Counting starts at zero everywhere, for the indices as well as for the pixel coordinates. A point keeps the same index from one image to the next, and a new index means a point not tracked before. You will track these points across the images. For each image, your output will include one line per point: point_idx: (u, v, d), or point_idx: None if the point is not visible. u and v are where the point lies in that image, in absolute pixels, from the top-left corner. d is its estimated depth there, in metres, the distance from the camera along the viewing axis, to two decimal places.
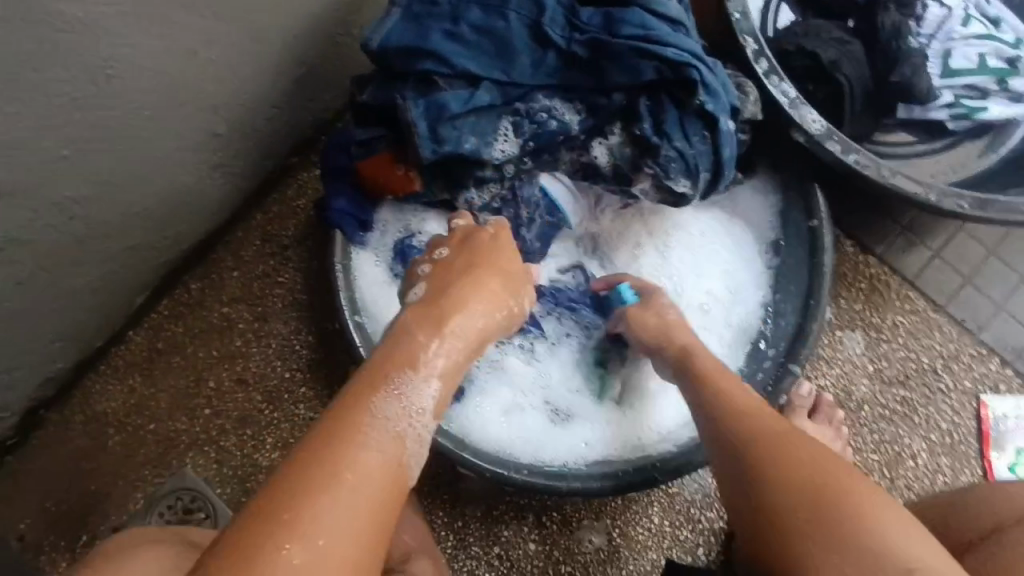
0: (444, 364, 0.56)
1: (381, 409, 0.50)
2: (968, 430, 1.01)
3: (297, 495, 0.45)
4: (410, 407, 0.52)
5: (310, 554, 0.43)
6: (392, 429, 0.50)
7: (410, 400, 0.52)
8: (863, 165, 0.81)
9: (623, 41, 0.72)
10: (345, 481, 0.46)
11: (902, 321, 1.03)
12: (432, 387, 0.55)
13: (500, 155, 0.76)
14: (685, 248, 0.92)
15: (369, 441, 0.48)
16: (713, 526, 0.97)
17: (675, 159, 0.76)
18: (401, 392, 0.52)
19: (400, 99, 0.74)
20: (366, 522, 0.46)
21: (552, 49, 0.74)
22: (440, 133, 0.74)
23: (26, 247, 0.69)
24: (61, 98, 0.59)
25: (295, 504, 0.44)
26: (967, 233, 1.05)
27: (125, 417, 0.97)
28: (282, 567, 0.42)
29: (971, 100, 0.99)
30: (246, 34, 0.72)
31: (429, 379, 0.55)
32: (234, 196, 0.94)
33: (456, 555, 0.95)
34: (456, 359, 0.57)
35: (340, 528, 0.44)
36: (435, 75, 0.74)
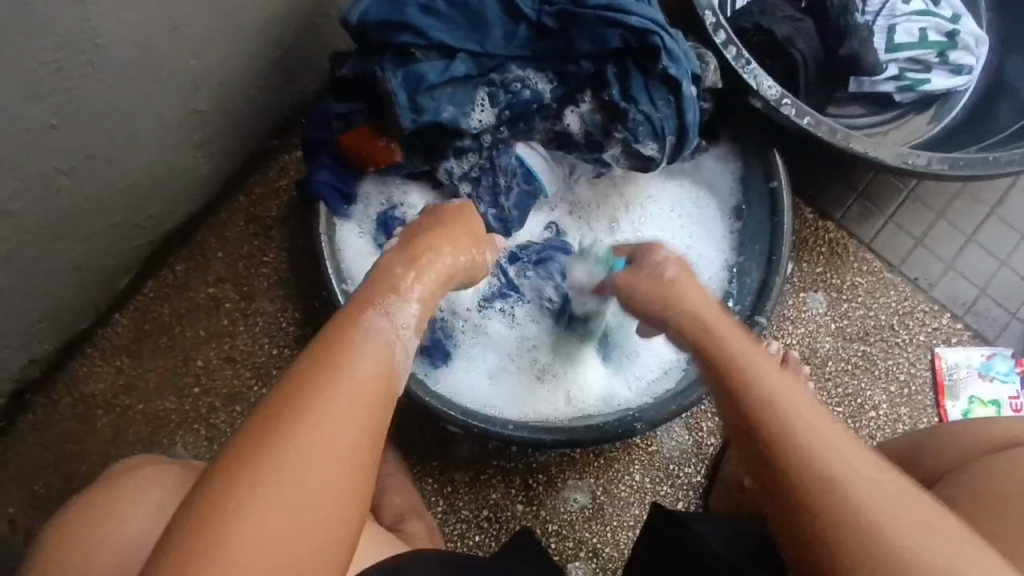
0: (420, 293, 0.58)
1: (371, 324, 0.52)
2: (924, 381, 1.08)
3: (302, 393, 0.46)
4: (396, 323, 0.54)
5: (317, 446, 0.44)
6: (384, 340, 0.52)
7: (396, 316, 0.54)
8: (816, 127, 0.87)
9: (590, 11, 0.77)
10: (343, 382, 0.47)
11: (860, 282, 1.09)
12: (413, 308, 0.56)
13: (477, 125, 0.81)
14: (654, 222, 0.97)
15: (362, 349, 0.50)
16: (691, 480, 1.02)
17: (642, 122, 0.80)
18: (388, 311, 0.54)
19: (379, 71, 0.78)
20: (367, 421, 0.47)
21: (523, 21, 0.78)
22: (419, 104, 0.78)
23: (13, 219, 0.70)
24: (48, 66, 0.61)
25: (299, 401, 0.46)
26: (918, 197, 1.12)
27: (113, 398, 0.98)
28: (292, 458, 0.44)
29: (914, 73, 1.07)
30: (226, 10, 0.75)
31: (410, 300, 0.56)
32: (215, 177, 0.96)
33: (446, 519, 0.98)
34: (430, 288, 0.59)
35: (342, 421, 0.46)
36: (412, 48, 0.77)
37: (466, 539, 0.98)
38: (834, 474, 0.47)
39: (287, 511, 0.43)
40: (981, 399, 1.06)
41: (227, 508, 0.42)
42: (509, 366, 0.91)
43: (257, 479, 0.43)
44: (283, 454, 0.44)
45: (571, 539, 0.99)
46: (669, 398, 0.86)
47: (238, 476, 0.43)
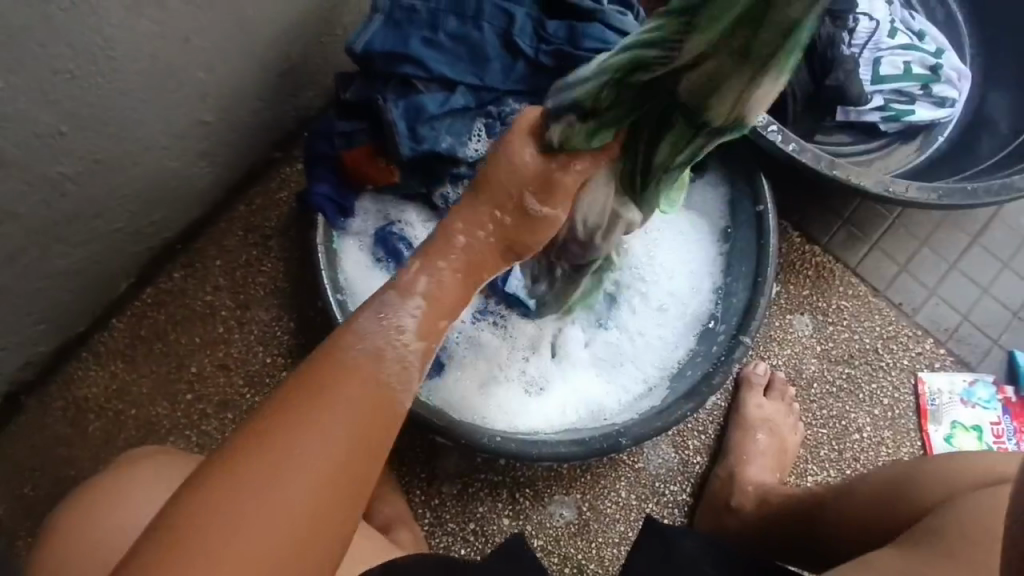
0: (426, 291, 0.59)
1: (365, 332, 0.56)
2: (908, 405, 1.09)
3: (296, 419, 0.51)
4: (391, 327, 0.57)
5: (306, 466, 0.50)
6: (381, 363, 0.56)
7: (392, 321, 0.57)
8: (801, 153, 0.90)
9: (587, 54, 0.80)
10: (334, 395, 0.53)
11: (846, 305, 1.11)
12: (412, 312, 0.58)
13: (473, 154, 0.83)
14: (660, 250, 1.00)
15: (353, 359, 0.55)
16: (677, 498, 1.03)
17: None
18: (383, 314, 0.58)
19: (382, 101, 0.80)
20: (356, 444, 0.52)
21: (521, 58, 0.81)
22: (418, 133, 0.80)
23: (19, 220, 0.72)
24: (61, 74, 0.64)
25: (294, 423, 0.51)
26: (902, 223, 1.15)
27: (105, 402, 0.98)
28: (280, 476, 0.49)
29: (898, 104, 1.10)
30: (235, 27, 0.77)
31: (412, 304, 0.58)
32: (216, 186, 0.98)
33: (433, 531, 0.98)
34: (442, 287, 0.60)
35: (332, 442, 0.51)
36: (414, 79, 0.80)
37: (451, 552, 0.98)
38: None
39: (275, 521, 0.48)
40: (963, 424, 1.08)
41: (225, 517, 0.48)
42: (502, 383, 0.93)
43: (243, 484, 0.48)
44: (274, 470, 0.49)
45: (556, 555, 1.00)
46: (653, 415, 0.87)
47: (235, 490, 0.48)
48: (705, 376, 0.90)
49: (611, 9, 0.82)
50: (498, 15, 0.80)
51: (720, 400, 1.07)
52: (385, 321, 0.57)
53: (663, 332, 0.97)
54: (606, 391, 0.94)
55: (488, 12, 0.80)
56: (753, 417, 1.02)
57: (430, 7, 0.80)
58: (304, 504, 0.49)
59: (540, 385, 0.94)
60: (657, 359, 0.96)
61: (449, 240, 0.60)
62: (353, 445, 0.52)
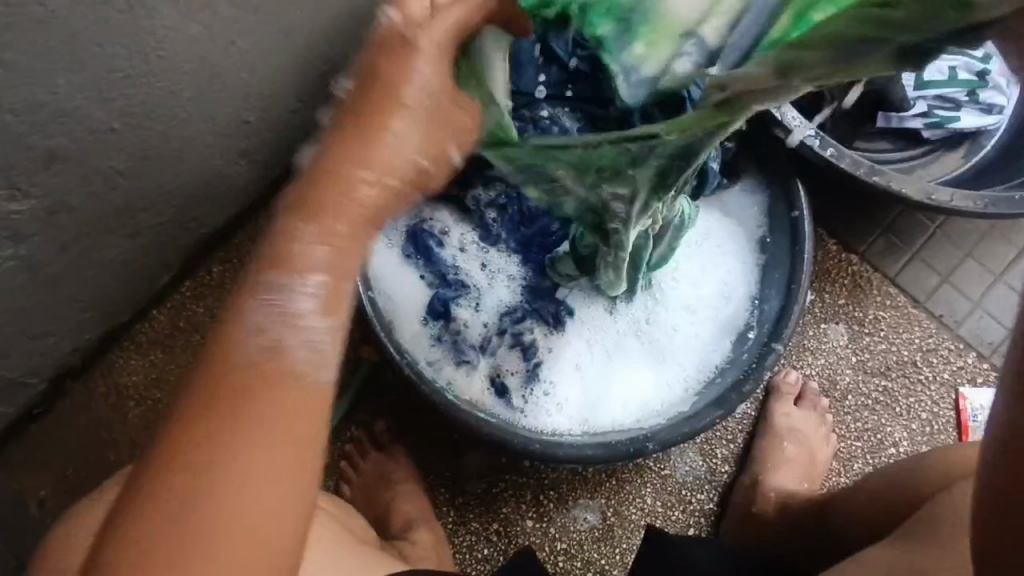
0: (324, 247, 0.49)
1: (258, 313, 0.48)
2: (948, 420, 1.06)
3: (192, 421, 0.46)
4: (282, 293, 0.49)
5: (228, 468, 0.45)
6: (277, 331, 0.48)
7: (283, 284, 0.49)
8: (838, 159, 0.89)
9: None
10: (238, 392, 0.46)
11: (883, 316, 1.08)
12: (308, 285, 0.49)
13: None
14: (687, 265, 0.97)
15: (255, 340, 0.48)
16: (703, 507, 1.02)
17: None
18: (276, 279, 0.49)
19: None
20: (274, 423, 0.46)
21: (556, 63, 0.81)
22: None
23: (71, 213, 0.75)
24: (116, 73, 0.67)
25: (199, 446, 0.45)
26: (945, 233, 1.11)
27: (145, 390, 1.02)
28: (217, 459, 0.45)
29: (944, 110, 1.07)
30: (278, 30, 0.80)
31: (310, 279, 0.49)
32: (256, 184, 1.01)
33: (456, 530, 0.99)
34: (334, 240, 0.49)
35: (263, 415, 0.46)
36: None
37: (475, 551, 0.99)
38: None
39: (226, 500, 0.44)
40: None
41: (177, 501, 0.44)
42: (533, 394, 0.91)
43: (172, 517, 0.44)
44: (207, 449, 0.45)
45: (579, 559, 0.99)
46: (682, 420, 0.87)
47: (149, 511, 0.44)
48: (735, 384, 0.89)
49: None
50: None
51: (749, 408, 1.05)
52: (275, 305, 0.48)
53: (702, 336, 0.95)
54: (650, 389, 0.92)
55: None
56: (781, 426, 1.01)
57: None
58: (252, 498, 0.45)
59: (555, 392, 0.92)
60: (696, 362, 0.93)
61: (334, 202, 0.49)
62: (279, 425, 0.46)
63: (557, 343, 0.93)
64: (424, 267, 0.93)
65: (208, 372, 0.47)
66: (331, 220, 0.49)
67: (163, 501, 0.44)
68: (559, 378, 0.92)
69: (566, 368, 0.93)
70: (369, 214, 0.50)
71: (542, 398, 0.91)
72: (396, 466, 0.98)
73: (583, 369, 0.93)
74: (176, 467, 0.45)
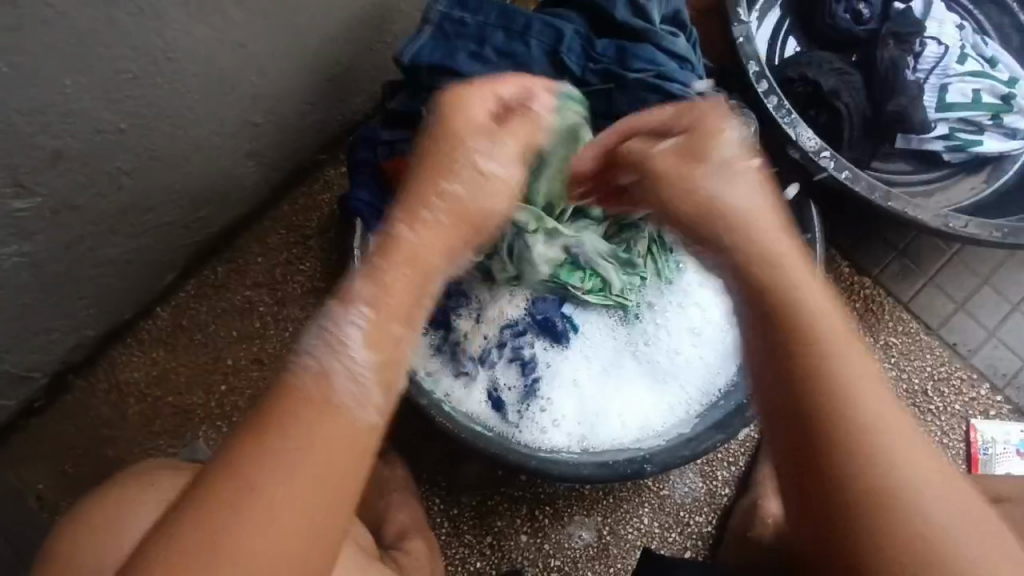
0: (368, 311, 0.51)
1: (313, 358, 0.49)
2: (958, 452, 1.03)
3: (246, 444, 0.44)
4: (337, 344, 0.49)
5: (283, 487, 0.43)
6: (331, 377, 0.48)
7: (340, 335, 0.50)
8: (854, 182, 0.87)
9: (634, 74, 0.79)
10: (297, 421, 0.45)
11: (895, 341, 1.06)
12: (357, 332, 0.50)
13: None
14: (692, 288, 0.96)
15: (317, 381, 0.48)
16: (701, 530, 1.00)
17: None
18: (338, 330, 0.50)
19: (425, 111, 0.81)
20: (326, 455, 0.44)
21: (567, 75, 0.80)
22: None
23: (75, 212, 0.75)
24: (123, 75, 0.66)
25: (256, 462, 0.43)
26: (962, 259, 1.08)
27: (145, 387, 1.02)
28: (264, 482, 0.43)
29: (965, 133, 1.04)
30: (288, 33, 0.79)
31: (355, 314, 0.50)
32: (262, 186, 1.00)
33: (450, 542, 0.98)
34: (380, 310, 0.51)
35: (316, 439, 0.45)
36: None
37: (466, 564, 0.97)
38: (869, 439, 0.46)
39: (268, 525, 0.42)
40: None
41: (214, 529, 0.41)
42: (530, 410, 0.90)
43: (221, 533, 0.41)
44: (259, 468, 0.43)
45: None
46: (682, 443, 0.85)
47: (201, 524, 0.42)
48: (740, 408, 0.86)
49: (661, 31, 0.81)
50: (547, 32, 0.80)
51: (753, 431, 1.03)
52: (323, 350, 0.49)
53: (704, 358, 0.93)
54: (650, 409, 0.91)
55: (537, 29, 0.80)
56: None
57: (478, 21, 0.80)
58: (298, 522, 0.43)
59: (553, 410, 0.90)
60: (698, 384, 0.92)
61: (378, 271, 0.52)
62: (337, 453, 0.45)
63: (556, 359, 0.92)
64: None
65: (286, 395, 0.47)
66: (376, 274, 0.52)
67: (201, 529, 0.41)
68: (558, 394, 0.91)
69: (564, 385, 0.92)
70: (410, 303, 0.52)
71: (539, 414, 0.90)
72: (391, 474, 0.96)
73: (582, 385, 0.92)
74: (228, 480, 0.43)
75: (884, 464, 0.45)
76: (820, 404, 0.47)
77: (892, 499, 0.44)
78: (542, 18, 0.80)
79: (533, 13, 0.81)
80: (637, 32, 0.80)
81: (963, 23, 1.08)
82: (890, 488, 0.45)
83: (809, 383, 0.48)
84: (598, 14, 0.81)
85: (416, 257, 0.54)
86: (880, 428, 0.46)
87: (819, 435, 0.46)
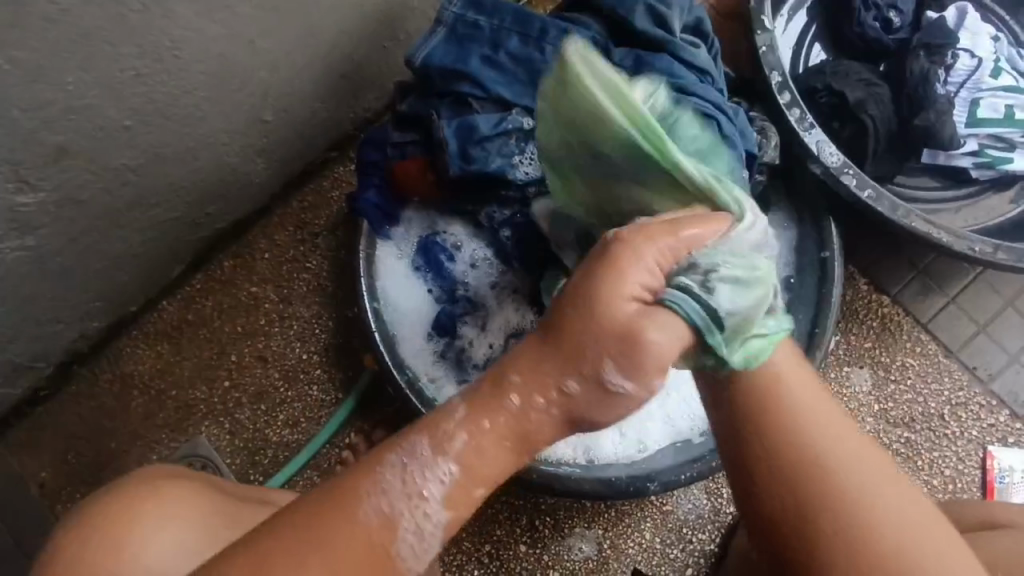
0: (469, 457, 0.45)
1: (391, 464, 0.44)
2: (973, 480, 1.00)
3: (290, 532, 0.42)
4: (413, 485, 0.44)
5: None
6: (415, 487, 0.44)
7: (418, 478, 0.44)
8: (877, 201, 0.84)
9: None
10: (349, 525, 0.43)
11: (912, 363, 1.03)
12: (447, 474, 0.44)
13: (523, 177, 0.81)
14: None
15: (385, 489, 0.44)
16: (704, 548, 0.98)
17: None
18: (411, 462, 0.44)
19: (436, 117, 0.79)
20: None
21: None
22: (469, 153, 0.78)
23: (80, 206, 0.74)
24: (128, 72, 0.65)
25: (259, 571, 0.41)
26: (986, 281, 1.05)
27: (150, 380, 1.02)
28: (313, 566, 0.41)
29: (995, 150, 1.00)
30: (298, 31, 0.77)
31: (445, 467, 0.44)
32: (271, 183, 0.99)
33: (448, 549, 0.97)
34: (483, 457, 0.45)
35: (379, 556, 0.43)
36: (469, 98, 0.79)
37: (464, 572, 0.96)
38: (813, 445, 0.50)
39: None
40: None
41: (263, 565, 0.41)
42: None
43: None
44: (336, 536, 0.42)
45: None
46: (685, 463, 0.84)
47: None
48: None
49: (681, 42, 0.79)
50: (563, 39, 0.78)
51: None
52: (406, 477, 0.44)
53: None
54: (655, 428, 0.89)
55: (553, 34, 0.78)
56: None
57: (493, 25, 0.79)
58: None
59: None
60: None
61: (495, 412, 0.44)
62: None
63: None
64: (432, 281, 0.91)
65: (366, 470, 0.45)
66: (485, 414, 0.44)
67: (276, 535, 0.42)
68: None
69: None
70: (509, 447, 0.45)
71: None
72: None
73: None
74: (320, 528, 0.42)
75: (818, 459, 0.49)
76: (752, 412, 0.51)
77: (812, 478, 0.49)
78: (558, 24, 0.79)
79: (549, 18, 0.79)
80: (656, 42, 0.78)
81: (998, 35, 1.04)
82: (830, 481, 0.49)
83: (791, 429, 0.50)
84: (618, 23, 0.80)
85: (529, 437, 0.45)
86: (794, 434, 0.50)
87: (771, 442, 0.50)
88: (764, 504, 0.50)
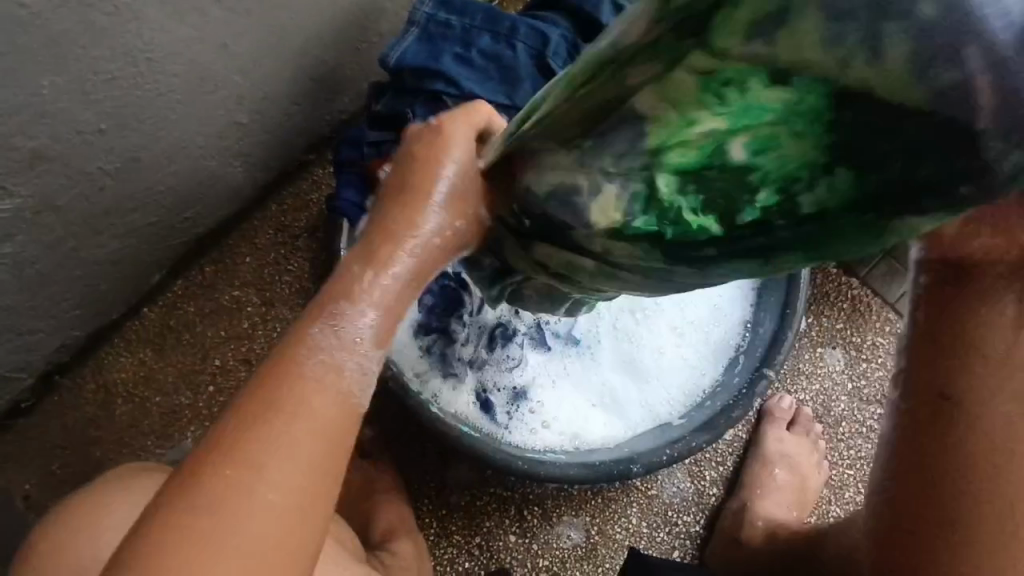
0: (383, 294, 0.55)
1: (319, 344, 0.53)
2: None
3: (234, 447, 0.50)
4: (345, 339, 0.53)
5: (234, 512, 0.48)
6: (333, 357, 0.53)
7: (345, 329, 0.53)
8: None
9: None
10: (294, 417, 0.51)
11: (882, 342, 1.06)
12: (371, 317, 0.54)
13: None
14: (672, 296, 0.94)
15: (313, 375, 0.52)
16: (689, 530, 1.01)
17: None
18: (338, 323, 0.53)
19: (411, 114, 0.81)
20: (321, 451, 0.51)
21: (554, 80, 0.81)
22: None
23: (56, 212, 0.75)
24: (102, 75, 0.66)
25: (215, 488, 0.48)
26: None
27: (133, 388, 1.02)
28: (262, 480, 0.49)
29: None
30: (270, 32, 0.78)
31: (367, 313, 0.54)
32: (249, 186, 1.00)
33: (438, 543, 0.98)
34: (398, 288, 0.56)
35: (322, 439, 0.51)
36: (444, 95, 0.80)
37: (455, 565, 0.97)
38: (972, 402, 0.57)
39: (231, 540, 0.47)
40: None
41: (204, 509, 0.48)
42: (519, 411, 0.91)
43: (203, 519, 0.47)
44: (262, 456, 0.49)
45: None
46: (665, 443, 0.87)
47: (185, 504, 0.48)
48: (724, 410, 0.89)
49: None
50: (533, 36, 0.80)
51: (740, 431, 1.04)
52: (338, 333, 0.53)
53: (689, 355, 0.94)
54: (636, 411, 0.92)
55: (523, 32, 0.81)
56: (771, 450, 1.00)
57: (464, 23, 0.81)
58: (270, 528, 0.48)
59: (535, 407, 0.91)
60: (684, 383, 0.93)
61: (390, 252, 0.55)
62: (303, 465, 0.50)
63: (558, 370, 0.92)
64: None
65: (284, 366, 0.52)
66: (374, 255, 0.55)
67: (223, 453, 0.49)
68: (549, 397, 0.92)
69: (560, 385, 0.92)
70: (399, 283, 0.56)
71: (528, 415, 0.91)
72: (379, 477, 0.96)
73: (572, 387, 0.92)
74: (234, 467, 0.49)
75: (975, 421, 0.57)
76: (957, 337, 0.56)
77: (975, 437, 0.57)
78: (528, 22, 0.81)
79: (518, 17, 0.82)
80: None
81: None
82: (1002, 453, 0.57)
83: (970, 379, 0.57)
84: (586, 21, 0.83)
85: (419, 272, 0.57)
86: (968, 384, 0.57)
87: (976, 394, 0.57)
88: (972, 447, 0.58)
